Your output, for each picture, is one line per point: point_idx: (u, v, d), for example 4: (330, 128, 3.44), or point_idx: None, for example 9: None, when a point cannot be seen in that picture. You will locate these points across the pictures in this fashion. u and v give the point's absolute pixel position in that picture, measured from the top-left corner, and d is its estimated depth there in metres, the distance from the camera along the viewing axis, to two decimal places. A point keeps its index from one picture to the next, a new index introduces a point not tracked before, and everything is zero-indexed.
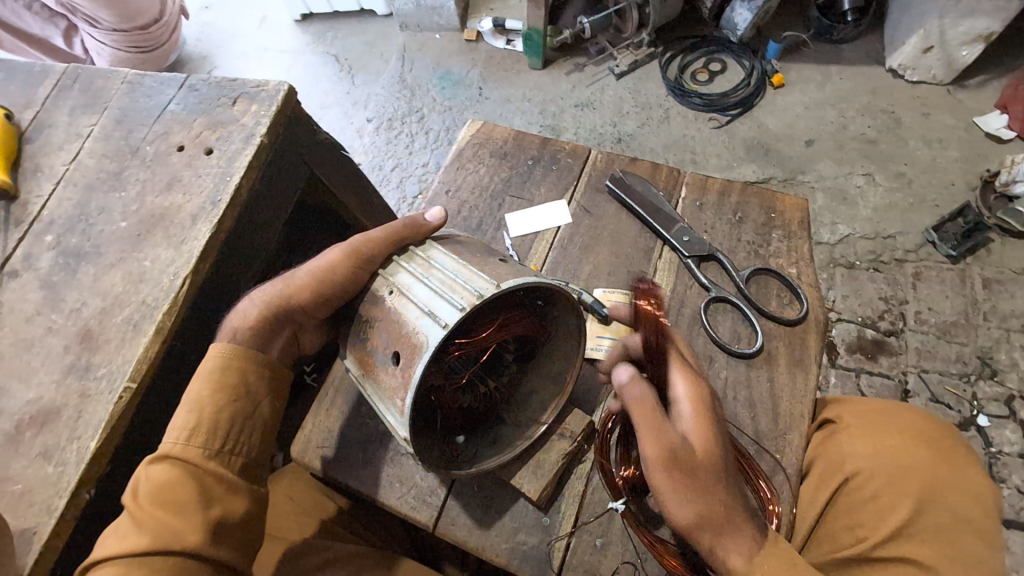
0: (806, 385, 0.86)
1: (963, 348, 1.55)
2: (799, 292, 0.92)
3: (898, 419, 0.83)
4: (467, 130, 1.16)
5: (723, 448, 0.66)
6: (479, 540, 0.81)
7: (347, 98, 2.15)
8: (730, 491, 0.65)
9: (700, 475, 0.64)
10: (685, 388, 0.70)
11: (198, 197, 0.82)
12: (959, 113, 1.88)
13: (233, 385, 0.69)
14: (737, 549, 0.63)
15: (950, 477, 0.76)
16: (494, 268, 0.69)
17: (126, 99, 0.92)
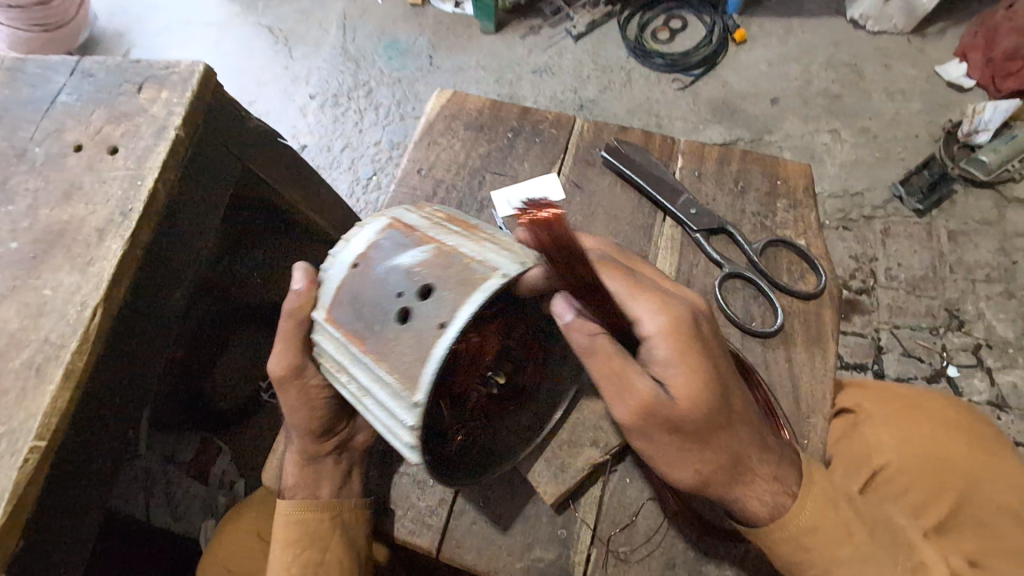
0: (825, 364, 0.81)
1: (932, 302, 1.55)
2: (815, 264, 0.87)
3: (926, 404, 0.80)
4: (434, 101, 1.03)
5: (710, 393, 0.60)
6: (492, 561, 0.74)
7: (284, 73, 1.95)
8: (730, 436, 0.62)
9: (692, 432, 0.61)
10: (654, 325, 0.63)
11: (104, 207, 0.68)
12: (921, 63, 1.85)
13: (290, 541, 0.71)
14: (751, 488, 0.63)
15: (983, 466, 0.74)
16: (397, 346, 0.55)
17: (6, 91, 0.76)
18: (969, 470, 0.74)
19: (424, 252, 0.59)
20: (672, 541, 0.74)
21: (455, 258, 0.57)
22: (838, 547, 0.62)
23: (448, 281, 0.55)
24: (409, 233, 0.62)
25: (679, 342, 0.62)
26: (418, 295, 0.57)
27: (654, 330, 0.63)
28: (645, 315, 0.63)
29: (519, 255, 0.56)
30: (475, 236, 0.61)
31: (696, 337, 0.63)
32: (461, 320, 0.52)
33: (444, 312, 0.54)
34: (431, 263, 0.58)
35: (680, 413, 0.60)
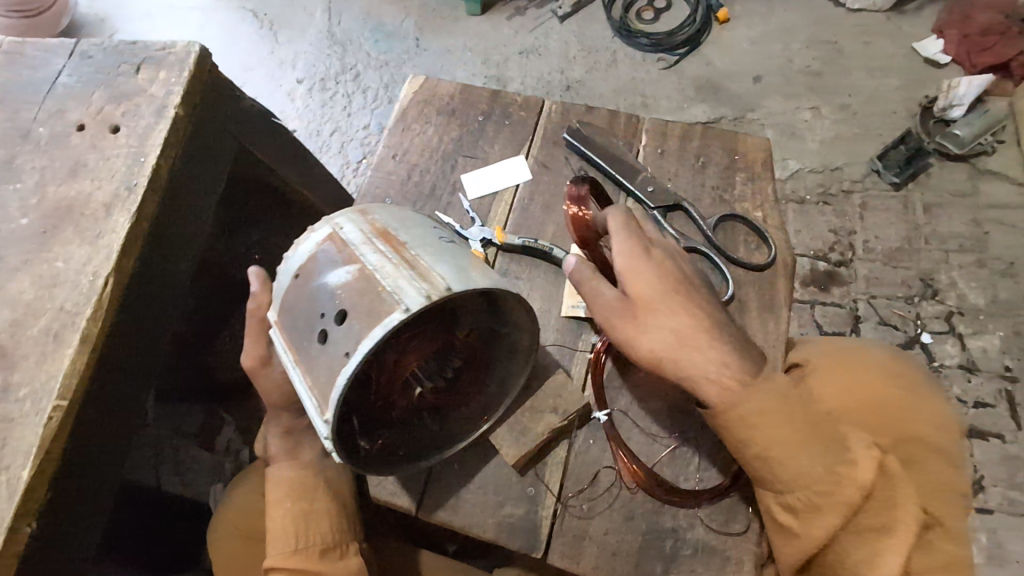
0: (777, 330, 0.79)
1: (907, 272, 1.61)
2: (766, 236, 0.84)
3: (864, 355, 0.78)
4: (408, 87, 1.01)
5: (664, 283, 0.69)
6: (464, 519, 0.72)
7: (272, 58, 1.96)
8: (684, 320, 0.67)
9: (645, 313, 0.68)
10: (620, 237, 0.71)
11: (109, 182, 0.72)
12: (899, 40, 1.89)
13: (280, 494, 0.73)
14: (707, 369, 0.65)
15: (915, 411, 0.72)
16: (316, 365, 0.60)
17: (6, 73, 0.79)
18: (905, 415, 0.72)
19: (350, 273, 0.62)
20: (630, 498, 0.73)
21: (373, 285, 0.59)
22: (779, 429, 0.63)
23: (358, 312, 0.59)
24: (342, 248, 0.64)
25: (641, 248, 0.70)
26: (336, 319, 0.61)
27: (621, 243, 0.70)
28: (616, 230, 0.71)
29: (433, 287, 0.58)
30: (399, 256, 0.62)
31: (657, 248, 0.71)
32: (360, 355, 0.56)
33: (352, 342, 0.58)
34: (352, 288, 0.61)
35: (636, 293, 0.69)
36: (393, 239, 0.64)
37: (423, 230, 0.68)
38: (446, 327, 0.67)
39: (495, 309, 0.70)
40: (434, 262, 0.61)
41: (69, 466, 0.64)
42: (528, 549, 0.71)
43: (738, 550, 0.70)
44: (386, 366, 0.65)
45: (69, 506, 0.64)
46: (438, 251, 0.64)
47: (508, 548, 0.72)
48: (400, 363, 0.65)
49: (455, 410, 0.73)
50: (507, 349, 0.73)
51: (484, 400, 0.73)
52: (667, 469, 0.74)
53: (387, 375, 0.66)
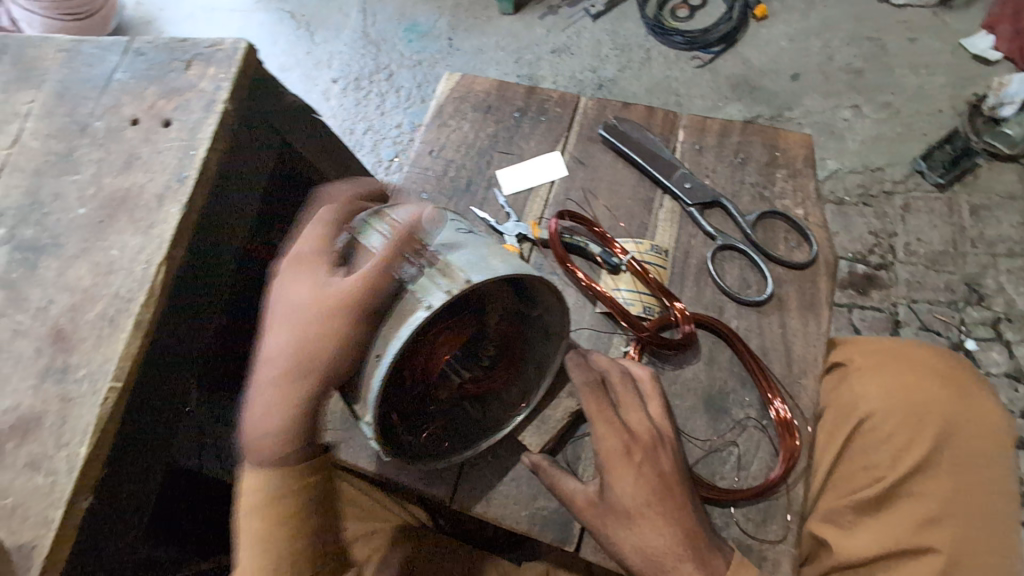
0: (820, 328, 0.77)
1: (952, 276, 1.55)
2: (808, 233, 0.83)
3: (908, 355, 0.75)
4: (444, 84, 1.02)
5: (642, 491, 0.63)
6: (498, 509, 0.73)
7: (308, 58, 2.01)
8: (660, 530, 0.63)
9: (617, 522, 0.64)
10: (603, 435, 0.65)
11: (161, 174, 0.75)
12: (946, 36, 1.83)
13: (287, 516, 0.65)
14: (658, 562, 0.62)
15: (963, 413, 0.70)
16: (353, 370, 0.63)
17: (65, 70, 0.83)
18: (951, 419, 0.69)
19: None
20: None
21: (395, 285, 0.60)
22: None
23: (385, 312, 0.60)
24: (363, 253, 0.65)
25: (622, 450, 0.64)
26: (365, 322, 0.62)
27: (602, 441, 0.65)
28: (599, 430, 0.65)
29: (453, 281, 0.58)
30: (418, 252, 0.62)
31: (640, 447, 0.65)
32: (392, 354, 0.57)
33: (381, 345, 0.59)
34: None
35: (618, 495, 0.64)
36: (412, 235, 0.64)
37: (441, 222, 0.67)
38: (477, 315, 0.71)
39: (522, 294, 0.71)
40: (452, 252, 0.61)
41: (122, 446, 0.66)
42: (560, 542, 0.72)
43: (775, 552, 0.68)
44: (419, 362, 0.68)
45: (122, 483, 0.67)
46: (456, 241, 0.63)
47: (542, 541, 0.72)
48: (433, 355, 0.68)
49: (494, 396, 0.72)
50: (542, 328, 0.71)
51: (518, 391, 0.71)
52: (702, 468, 0.72)
53: (422, 367, 0.68)
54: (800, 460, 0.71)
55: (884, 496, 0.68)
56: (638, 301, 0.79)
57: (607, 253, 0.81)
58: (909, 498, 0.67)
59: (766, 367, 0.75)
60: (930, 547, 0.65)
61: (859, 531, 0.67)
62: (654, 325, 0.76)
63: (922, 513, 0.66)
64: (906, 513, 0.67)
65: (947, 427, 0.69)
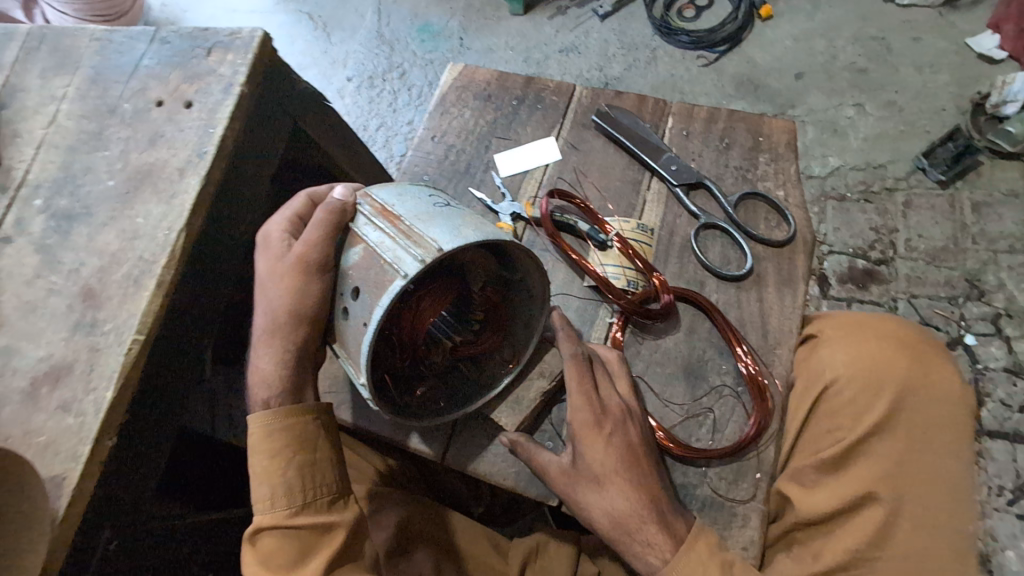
0: (795, 302, 0.82)
1: (952, 272, 1.57)
2: (787, 213, 0.87)
3: (875, 326, 0.79)
4: (448, 75, 1.08)
5: (610, 460, 0.68)
6: (487, 465, 0.78)
7: (325, 57, 2.09)
8: (626, 494, 0.67)
9: (586, 489, 0.68)
10: (574, 410, 0.70)
11: (182, 151, 0.81)
12: (951, 36, 1.85)
13: (280, 448, 0.69)
14: (623, 525, 0.67)
15: (922, 379, 0.74)
16: (348, 338, 0.70)
17: (98, 57, 0.90)
18: (911, 384, 0.73)
19: (359, 252, 0.70)
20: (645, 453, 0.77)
21: (377, 260, 0.66)
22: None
23: (369, 284, 0.66)
24: (351, 235, 0.71)
25: (593, 423, 0.69)
26: (353, 295, 0.69)
27: (574, 415, 0.69)
28: (574, 402, 0.70)
29: (427, 251, 0.63)
30: (396, 229, 0.67)
31: (609, 420, 0.69)
32: (376, 323, 0.62)
33: (367, 313, 0.66)
34: (361, 266, 0.69)
35: (589, 464, 0.68)
36: (391, 213, 0.69)
37: (418, 199, 0.72)
38: (460, 282, 0.74)
39: (502, 259, 0.77)
40: (428, 226, 0.66)
41: (142, 395, 0.73)
42: (544, 497, 0.76)
43: (745, 508, 0.72)
44: (406, 324, 0.71)
45: (143, 429, 0.73)
46: (432, 215, 0.68)
47: (527, 496, 0.77)
48: (420, 318, 0.71)
49: (487, 356, 0.78)
50: (525, 291, 0.77)
51: (506, 353, 0.77)
52: (679, 430, 0.77)
53: (409, 334, 0.71)
54: (772, 421, 0.75)
55: (845, 455, 0.72)
56: (622, 275, 0.83)
57: (595, 230, 0.86)
58: (867, 457, 0.71)
59: (742, 335, 0.80)
60: (880, 500, 0.69)
61: (821, 487, 0.72)
62: (637, 296, 0.80)
63: (879, 471, 0.70)
64: (863, 471, 0.71)
65: (906, 392, 0.73)
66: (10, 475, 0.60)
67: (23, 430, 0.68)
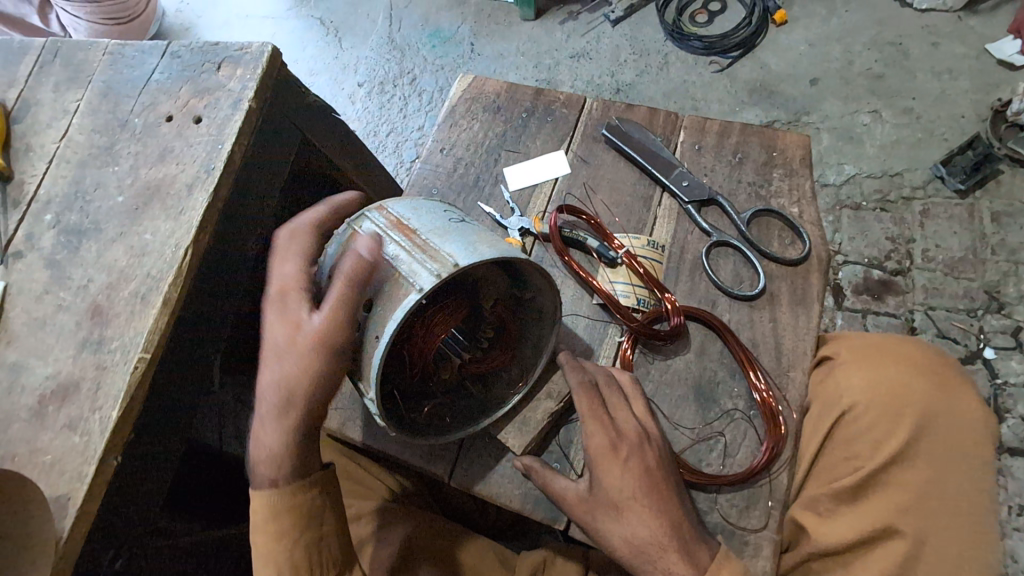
0: (809, 323, 0.80)
1: (971, 284, 1.53)
2: (802, 230, 0.85)
3: (893, 349, 0.77)
4: (457, 86, 1.07)
5: (630, 484, 0.66)
6: (493, 487, 0.77)
7: (336, 62, 2.09)
8: (648, 520, 0.65)
9: (606, 517, 0.66)
10: (589, 434, 0.68)
11: (191, 167, 0.81)
12: (971, 41, 1.81)
13: (286, 530, 0.67)
14: (646, 554, 0.65)
15: (943, 405, 0.72)
16: (358, 352, 0.68)
17: (109, 71, 0.90)
18: (931, 411, 0.71)
19: (371, 265, 0.67)
20: None
21: (391, 272, 0.65)
22: None
23: (383, 297, 0.65)
24: (364, 244, 0.70)
25: (610, 448, 0.67)
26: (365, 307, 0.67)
27: (590, 440, 0.68)
28: (588, 428, 0.68)
29: (442, 265, 0.62)
30: (412, 242, 0.66)
31: (626, 444, 0.68)
32: (387, 337, 0.61)
33: (380, 327, 0.65)
34: (374, 278, 0.66)
35: (606, 490, 0.67)
36: (406, 226, 0.69)
37: (434, 214, 0.72)
38: (470, 295, 0.75)
39: (515, 277, 0.76)
40: (443, 241, 0.65)
41: (149, 413, 0.73)
42: (550, 520, 0.75)
43: (757, 537, 0.70)
44: (417, 342, 0.71)
45: (149, 446, 0.73)
46: (447, 230, 0.68)
47: (533, 518, 0.76)
48: (429, 338, 0.71)
49: (496, 374, 0.77)
50: (536, 311, 0.76)
51: (515, 373, 0.76)
52: (689, 454, 0.75)
53: (421, 349, 0.71)
54: (785, 447, 0.73)
55: (863, 485, 0.70)
56: (632, 293, 0.83)
57: (604, 247, 0.84)
58: (886, 486, 0.70)
59: (753, 356, 0.78)
60: (901, 533, 0.67)
61: (838, 518, 0.70)
62: (646, 318, 0.79)
63: (899, 501, 0.68)
64: (882, 502, 0.69)
65: (926, 420, 0.71)
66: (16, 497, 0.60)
67: (30, 448, 0.68)
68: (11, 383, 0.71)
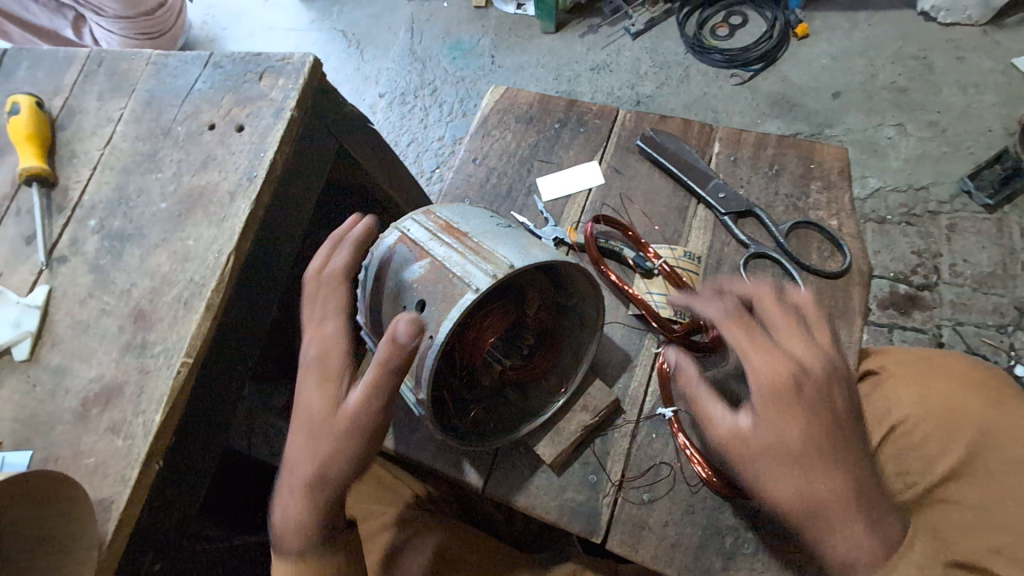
0: (851, 337, 0.79)
1: (1001, 300, 1.51)
2: (841, 243, 0.84)
3: (944, 367, 0.78)
4: (489, 97, 1.08)
5: (814, 439, 0.57)
6: (528, 499, 0.77)
7: (357, 74, 2.12)
8: (827, 475, 0.57)
9: (777, 466, 0.58)
10: (763, 372, 0.60)
11: (233, 174, 0.82)
12: (997, 55, 1.80)
13: None
14: (825, 511, 0.57)
15: (1002, 418, 0.70)
16: None
17: (152, 80, 0.92)
18: (990, 423, 0.70)
19: (422, 266, 0.67)
20: (694, 492, 0.75)
21: (444, 274, 0.64)
22: None
23: (435, 297, 0.64)
24: (412, 246, 0.69)
25: (790, 387, 0.59)
26: (417, 308, 0.66)
27: (763, 380, 0.60)
28: (756, 365, 0.61)
29: (497, 267, 0.62)
30: (463, 245, 0.66)
31: (810, 384, 0.60)
32: (442, 337, 0.60)
33: (434, 326, 0.63)
34: (426, 280, 0.65)
35: (780, 439, 0.58)
36: (456, 230, 0.69)
37: (481, 219, 0.72)
38: (517, 301, 0.72)
39: (558, 284, 0.75)
40: (495, 244, 0.65)
41: (191, 418, 0.73)
42: (588, 533, 0.74)
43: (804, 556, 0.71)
44: (467, 346, 0.70)
45: (188, 451, 0.73)
46: (498, 234, 0.68)
47: (569, 531, 0.75)
48: (479, 342, 0.70)
49: (535, 382, 0.76)
50: (576, 317, 0.76)
51: (553, 381, 0.76)
52: None
53: (469, 355, 0.70)
54: None
55: (919, 501, 0.69)
56: (669, 305, 0.82)
57: (642, 257, 0.85)
58: (946, 502, 0.68)
59: None
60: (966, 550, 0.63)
61: None
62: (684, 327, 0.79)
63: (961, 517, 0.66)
64: (943, 519, 0.66)
65: (985, 432, 0.69)
66: (63, 501, 0.60)
67: (74, 451, 0.69)
68: (55, 387, 0.72)
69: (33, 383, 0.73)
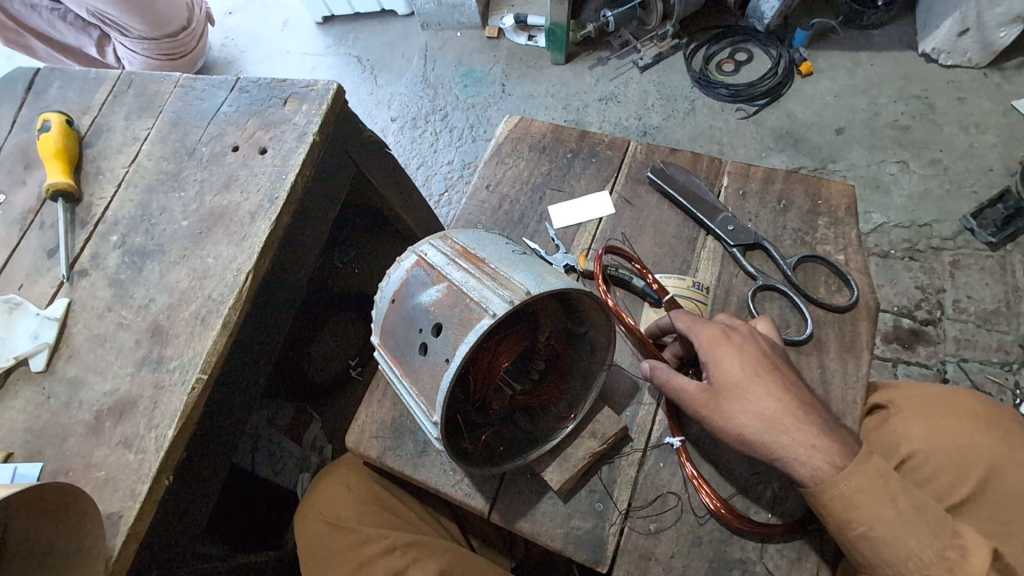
0: (858, 371, 0.80)
1: (1005, 337, 1.51)
2: (848, 278, 0.85)
3: (952, 399, 0.77)
4: (503, 125, 1.11)
5: (748, 365, 0.67)
6: (533, 525, 0.76)
7: (370, 98, 2.17)
8: (772, 396, 0.66)
9: (728, 399, 0.67)
10: (700, 329, 0.72)
11: (255, 195, 0.84)
12: (997, 97, 1.84)
13: None
14: (782, 429, 0.64)
15: (1011, 454, 0.70)
16: (421, 374, 0.66)
17: (180, 102, 0.95)
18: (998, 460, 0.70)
19: (439, 290, 0.68)
20: (699, 524, 0.74)
21: (462, 298, 0.65)
22: None
23: (451, 320, 0.64)
24: (430, 270, 0.70)
25: (722, 333, 0.71)
26: (433, 331, 0.66)
27: (700, 334, 0.72)
28: (694, 324, 0.73)
29: (514, 293, 0.63)
30: (481, 270, 0.67)
31: (738, 332, 0.71)
32: (457, 361, 0.61)
33: (450, 349, 0.64)
34: (442, 303, 0.66)
35: (722, 373, 0.68)
36: (474, 255, 0.70)
37: (497, 246, 0.74)
38: (530, 326, 0.74)
39: (570, 312, 0.77)
40: (512, 271, 0.67)
41: (202, 435, 0.74)
42: (594, 562, 0.74)
43: None
44: (482, 369, 0.71)
45: (196, 466, 0.74)
46: (514, 262, 0.69)
47: (574, 560, 0.75)
48: (494, 366, 0.71)
49: (545, 408, 0.77)
50: (587, 345, 0.76)
51: (564, 407, 0.76)
52: (737, 501, 0.75)
53: (484, 378, 0.71)
54: None
55: None
56: None
57: (649, 288, 0.87)
58: None
59: None
60: None
61: None
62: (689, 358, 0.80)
63: None
64: None
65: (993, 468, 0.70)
66: (73, 515, 0.60)
67: (85, 463, 0.69)
68: (69, 399, 0.73)
69: (47, 395, 0.73)
